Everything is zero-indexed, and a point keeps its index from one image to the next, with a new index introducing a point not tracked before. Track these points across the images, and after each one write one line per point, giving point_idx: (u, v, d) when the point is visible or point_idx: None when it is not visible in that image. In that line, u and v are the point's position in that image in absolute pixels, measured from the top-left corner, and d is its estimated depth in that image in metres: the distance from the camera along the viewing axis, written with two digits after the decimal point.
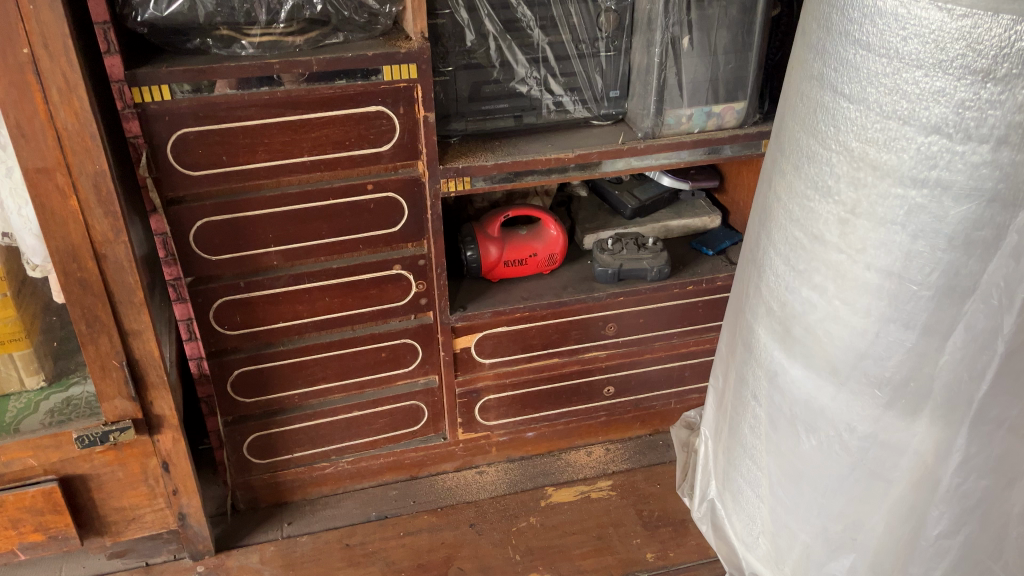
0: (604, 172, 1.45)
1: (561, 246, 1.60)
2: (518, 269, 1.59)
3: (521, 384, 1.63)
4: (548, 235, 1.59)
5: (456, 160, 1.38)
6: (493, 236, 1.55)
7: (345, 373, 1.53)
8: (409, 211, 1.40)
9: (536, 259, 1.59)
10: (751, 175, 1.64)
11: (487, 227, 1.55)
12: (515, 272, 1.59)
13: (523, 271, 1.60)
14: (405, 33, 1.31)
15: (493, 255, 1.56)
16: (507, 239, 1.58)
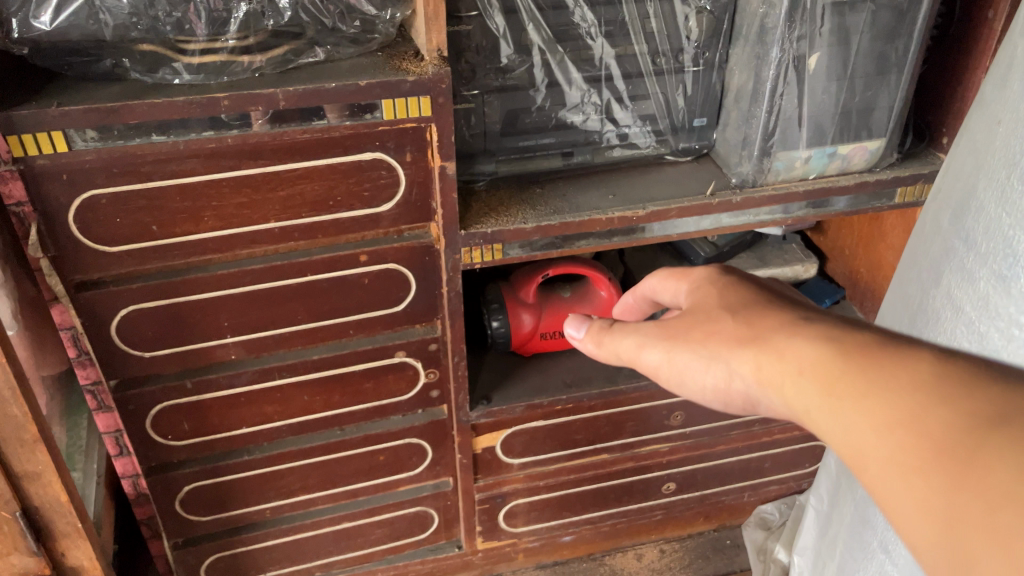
0: (682, 232, 1.06)
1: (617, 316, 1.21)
2: (557, 340, 1.21)
3: (559, 486, 1.27)
4: (601, 303, 1.19)
5: (484, 223, 0.99)
6: (526, 303, 1.17)
7: (332, 480, 1.17)
8: (417, 286, 1.02)
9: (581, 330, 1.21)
10: (863, 220, 1.25)
11: (519, 289, 1.16)
12: (551, 344, 1.22)
13: (562, 344, 1.22)
14: (413, 46, 0.92)
15: (525, 327, 1.18)
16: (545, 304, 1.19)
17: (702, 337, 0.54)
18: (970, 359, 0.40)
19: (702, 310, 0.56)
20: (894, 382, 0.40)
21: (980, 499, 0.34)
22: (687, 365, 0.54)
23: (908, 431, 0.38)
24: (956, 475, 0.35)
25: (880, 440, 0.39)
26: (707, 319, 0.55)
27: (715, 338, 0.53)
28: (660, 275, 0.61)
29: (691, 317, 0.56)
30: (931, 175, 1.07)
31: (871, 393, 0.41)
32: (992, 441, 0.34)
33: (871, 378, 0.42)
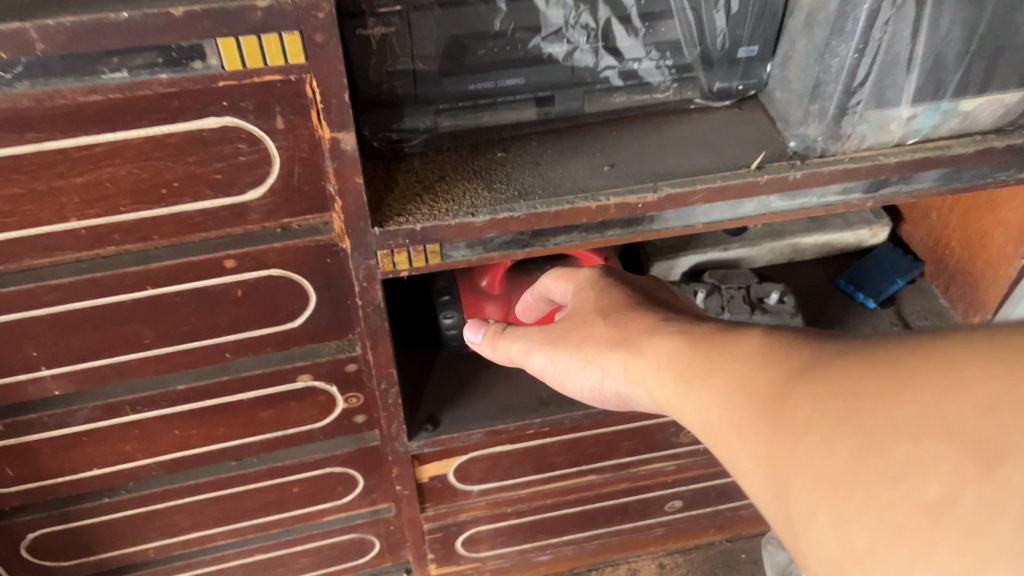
0: (711, 221, 0.72)
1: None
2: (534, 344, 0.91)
3: (532, 510, 1.00)
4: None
5: (409, 215, 0.65)
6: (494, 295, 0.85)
7: (232, 516, 0.90)
8: (319, 296, 0.70)
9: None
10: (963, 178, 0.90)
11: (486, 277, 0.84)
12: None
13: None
14: None
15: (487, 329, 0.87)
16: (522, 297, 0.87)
17: (579, 341, 0.60)
18: (789, 335, 0.44)
19: (581, 314, 0.63)
20: (730, 372, 0.44)
21: (789, 427, 0.36)
22: (567, 367, 0.62)
23: (726, 383, 0.44)
24: (782, 434, 0.36)
25: (742, 426, 0.40)
26: (582, 324, 0.62)
27: (590, 342, 0.59)
28: (553, 277, 0.69)
29: (572, 320, 0.63)
30: None
31: (716, 364, 0.46)
32: (809, 383, 0.37)
33: (700, 369, 0.47)
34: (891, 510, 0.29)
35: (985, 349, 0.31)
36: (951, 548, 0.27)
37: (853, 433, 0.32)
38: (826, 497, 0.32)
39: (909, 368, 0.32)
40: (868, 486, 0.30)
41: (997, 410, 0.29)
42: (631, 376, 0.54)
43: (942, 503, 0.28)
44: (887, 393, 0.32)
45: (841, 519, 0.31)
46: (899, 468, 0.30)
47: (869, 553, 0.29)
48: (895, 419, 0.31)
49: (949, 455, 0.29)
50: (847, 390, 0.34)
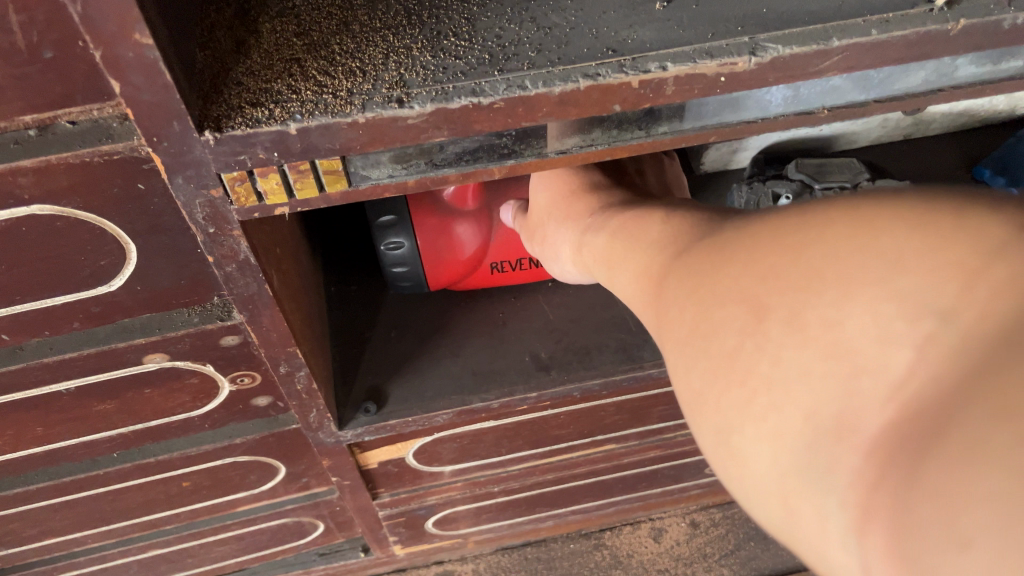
0: (850, 104, 0.39)
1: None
2: (533, 270, 0.63)
3: (528, 486, 0.74)
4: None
5: (279, 104, 0.34)
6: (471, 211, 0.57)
7: (104, 516, 0.64)
8: (143, 245, 0.40)
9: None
10: None
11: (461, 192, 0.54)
12: (518, 276, 0.64)
13: (539, 275, 0.64)
14: None
15: (466, 259, 0.59)
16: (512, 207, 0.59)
17: (537, 224, 0.53)
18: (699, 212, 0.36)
19: (546, 205, 0.52)
20: (634, 246, 0.38)
21: (667, 308, 0.31)
22: (542, 254, 0.53)
23: (639, 272, 0.35)
24: (661, 309, 0.31)
25: (640, 294, 0.34)
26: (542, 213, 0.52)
27: (550, 228, 0.51)
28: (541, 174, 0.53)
29: (541, 214, 0.52)
30: None
31: (626, 237, 0.39)
32: (693, 265, 0.30)
33: (612, 242, 0.41)
34: (707, 359, 0.26)
35: (839, 212, 0.24)
36: (745, 393, 0.24)
37: (694, 293, 0.28)
38: (680, 353, 0.29)
39: (761, 230, 0.27)
40: (698, 340, 0.27)
41: (805, 273, 0.23)
42: (581, 259, 0.46)
43: (742, 355, 0.25)
44: (738, 249, 0.27)
45: (685, 366, 0.28)
46: (713, 322, 0.27)
47: (698, 395, 0.27)
48: (730, 283, 0.26)
49: (753, 310, 0.25)
50: (714, 257, 0.28)
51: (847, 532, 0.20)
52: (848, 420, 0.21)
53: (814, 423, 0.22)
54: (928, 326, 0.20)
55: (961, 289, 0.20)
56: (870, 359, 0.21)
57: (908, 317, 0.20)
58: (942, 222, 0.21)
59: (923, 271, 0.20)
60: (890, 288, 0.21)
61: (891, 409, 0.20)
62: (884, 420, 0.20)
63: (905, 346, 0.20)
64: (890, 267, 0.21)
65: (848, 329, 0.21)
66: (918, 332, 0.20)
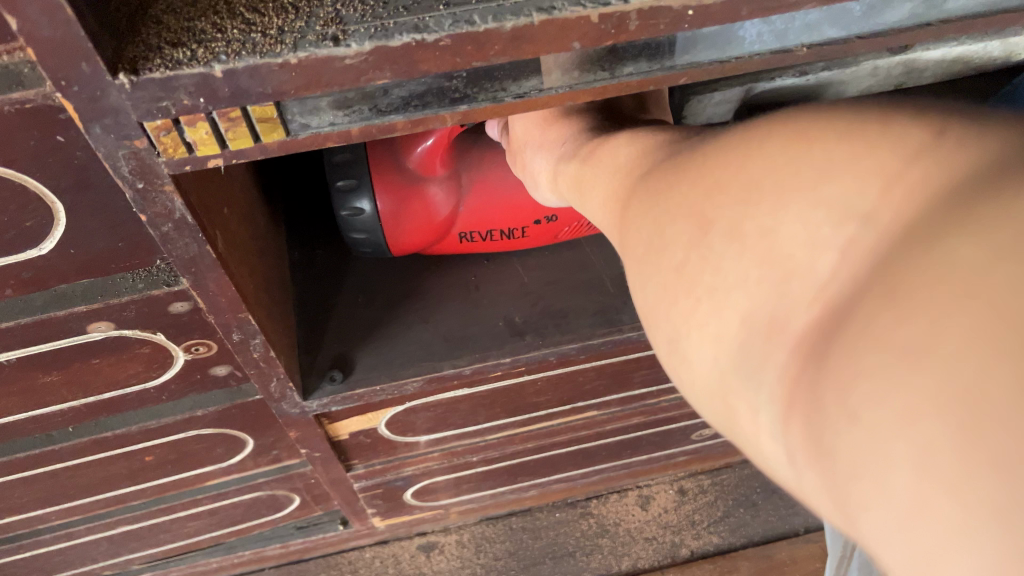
0: (829, 43, 0.36)
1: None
2: (507, 240, 0.59)
3: (507, 455, 0.72)
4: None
5: (202, 43, 0.31)
6: (437, 179, 0.53)
7: (66, 493, 0.62)
8: (71, 206, 0.37)
9: (560, 229, 0.59)
10: None
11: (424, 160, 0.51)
12: (493, 246, 0.60)
13: (515, 246, 0.61)
14: None
15: (430, 230, 0.56)
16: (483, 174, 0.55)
17: (519, 149, 0.50)
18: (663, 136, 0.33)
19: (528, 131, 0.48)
20: (604, 165, 0.35)
21: (626, 226, 0.29)
22: (527, 179, 0.50)
23: (604, 193, 0.33)
24: (623, 227, 0.29)
25: (606, 217, 0.33)
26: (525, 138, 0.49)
27: (532, 153, 0.47)
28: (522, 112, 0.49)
29: (523, 139, 0.49)
30: None
31: (596, 160, 0.37)
32: (651, 181, 0.28)
33: (582, 166, 0.38)
34: (658, 273, 0.25)
35: (782, 122, 0.22)
36: (687, 303, 0.23)
37: (649, 206, 0.27)
38: (633, 272, 0.27)
39: (712, 145, 0.25)
40: (648, 257, 0.26)
41: (744, 178, 0.22)
42: (558, 185, 0.43)
43: (685, 266, 0.23)
44: (689, 166, 0.25)
45: (637, 284, 0.27)
46: (662, 236, 0.25)
47: (648, 308, 0.25)
48: (677, 198, 0.25)
49: (696, 222, 0.23)
50: (667, 175, 0.27)
51: (778, 426, 0.20)
52: (778, 322, 0.20)
53: (749, 327, 0.21)
54: (852, 230, 0.18)
55: (888, 186, 0.18)
56: (799, 260, 0.19)
57: (836, 217, 0.19)
58: (873, 126, 0.20)
59: (854, 172, 0.19)
60: (819, 193, 0.19)
61: (816, 308, 0.19)
62: (809, 320, 0.19)
63: (830, 247, 0.19)
64: (824, 171, 0.20)
65: (781, 232, 0.20)
66: (844, 232, 0.18)
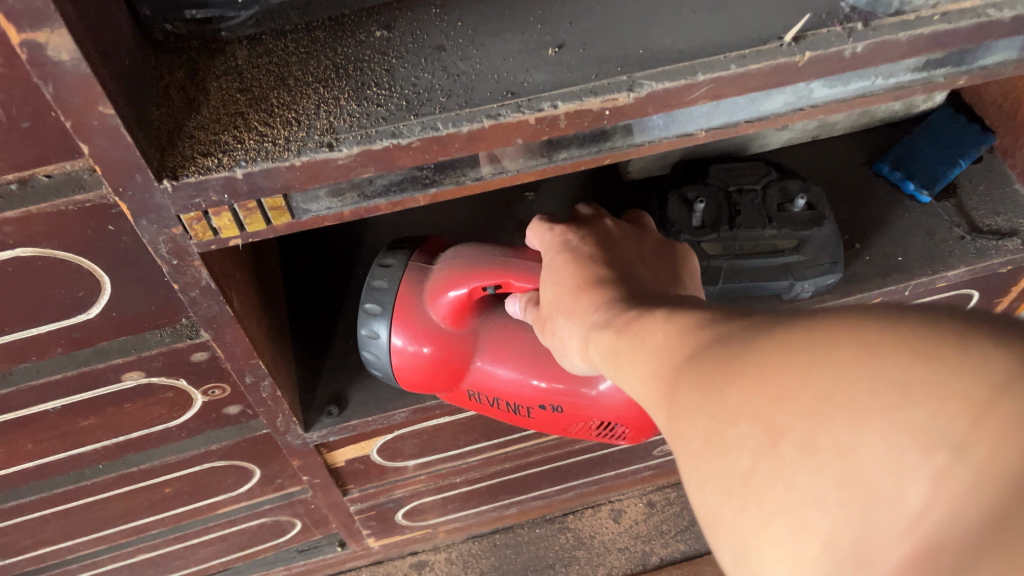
0: (724, 125, 0.46)
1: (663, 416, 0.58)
2: (513, 413, 0.61)
3: (488, 475, 0.80)
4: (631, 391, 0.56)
5: (226, 153, 0.39)
6: (455, 335, 0.57)
7: (94, 524, 0.69)
8: (116, 278, 0.46)
9: (569, 424, 0.60)
10: None
11: (445, 311, 0.55)
12: (501, 415, 0.63)
13: (525, 424, 0.63)
14: None
15: (436, 382, 0.58)
16: (504, 344, 0.58)
17: (549, 309, 0.47)
18: (714, 312, 0.33)
19: (559, 292, 0.46)
20: (650, 342, 0.34)
21: (668, 413, 0.30)
22: (554, 340, 0.47)
23: (642, 374, 0.33)
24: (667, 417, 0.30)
25: (653, 397, 0.32)
26: (557, 297, 0.46)
27: (560, 312, 0.45)
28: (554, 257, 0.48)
29: (554, 298, 0.46)
30: None
31: (626, 334, 0.36)
32: (688, 367, 0.30)
33: (622, 336, 0.36)
34: (721, 479, 0.26)
35: (840, 337, 0.25)
36: (759, 517, 0.24)
37: (694, 397, 0.28)
38: (689, 468, 0.28)
39: (764, 344, 0.27)
40: (708, 455, 0.27)
41: (815, 393, 0.24)
42: (586, 353, 0.41)
43: (756, 477, 0.25)
44: (740, 361, 0.27)
45: (696, 483, 0.27)
46: (722, 440, 0.26)
47: (711, 512, 0.26)
48: (734, 400, 0.26)
49: (765, 433, 0.25)
50: (714, 366, 0.28)
51: None
52: (872, 550, 0.21)
53: (833, 550, 0.22)
54: (941, 459, 0.21)
55: (971, 421, 0.21)
56: (886, 488, 0.22)
57: (921, 447, 0.21)
58: (940, 351, 0.23)
59: (929, 403, 0.22)
60: (901, 417, 0.22)
61: (912, 541, 0.21)
62: (904, 553, 0.21)
63: (919, 477, 0.21)
64: (901, 395, 0.22)
65: (861, 455, 0.22)
66: (932, 462, 0.21)
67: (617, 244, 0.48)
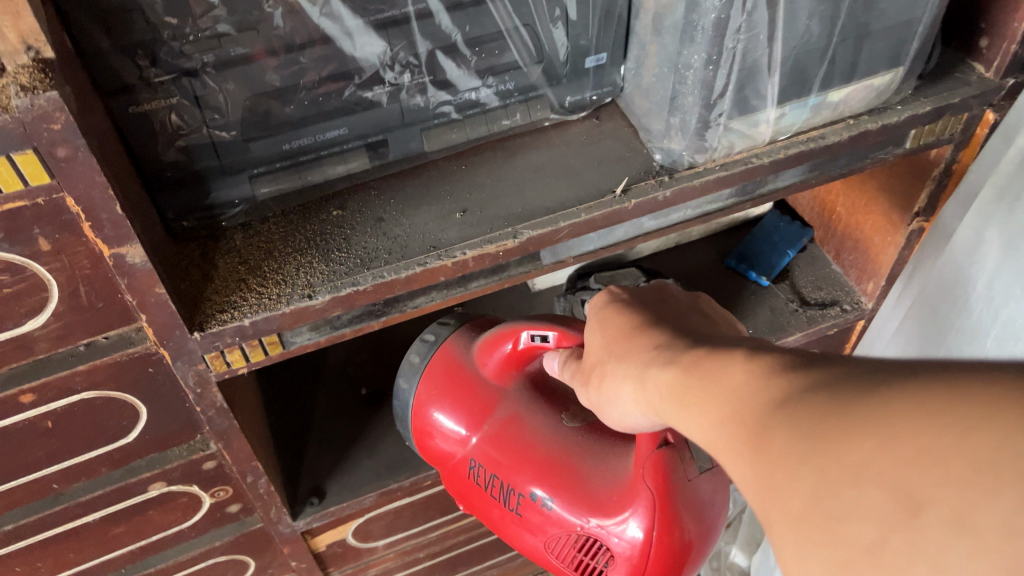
0: (586, 252, 0.64)
1: (638, 567, 0.58)
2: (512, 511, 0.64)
3: (447, 548, 0.94)
4: (613, 499, 0.59)
5: (235, 308, 0.55)
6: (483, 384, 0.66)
7: None
8: (151, 407, 0.61)
9: (544, 531, 0.63)
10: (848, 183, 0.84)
11: (482, 356, 0.66)
12: (490, 509, 0.67)
13: (506, 526, 0.66)
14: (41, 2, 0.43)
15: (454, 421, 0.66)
16: (520, 422, 0.65)
17: (599, 366, 0.48)
18: (795, 355, 0.34)
19: (610, 342, 0.47)
20: (721, 389, 0.35)
21: (769, 461, 0.30)
22: (603, 394, 0.47)
23: (723, 422, 0.33)
24: (761, 468, 0.30)
25: (726, 441, 0.33)
26: (608, 352, 0.47)
27: (611, 365, 0.46)
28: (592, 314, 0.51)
29: (604, 349, 0.47)
30: (961, 105, 0.65)
31: (701, 384, 0.36)
32: (796, 416, 0.30)
33: (690, 379, 0.37)
34: (839, 551, 0.26)
35: (980, 408, 0.25)
36: None
37: (810, 454, 0.28)
38: (790, 529, 0.28)
39: (890, 408, 0.27)
40: (818, 517, 0.27)
41: (962, 465, 0.24)
42: (646, 401, 0.41)
43: (886, 548, 0.24)
44: (855, 417, 0.28)
45: (792, 543, 0.27)
46: (842, 506, 0.26)
47: None
48: (854, 457, 0.27)
49: (895, 498, 0.25)
50: (821, 420, 0.28)
51: None
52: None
53: None
54: None
55: None
56: None
57: None
58: None
59: None
60: None
61: None
62: None
63: None
64: None
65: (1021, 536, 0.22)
66: None
67: (669, 300, 0.50)
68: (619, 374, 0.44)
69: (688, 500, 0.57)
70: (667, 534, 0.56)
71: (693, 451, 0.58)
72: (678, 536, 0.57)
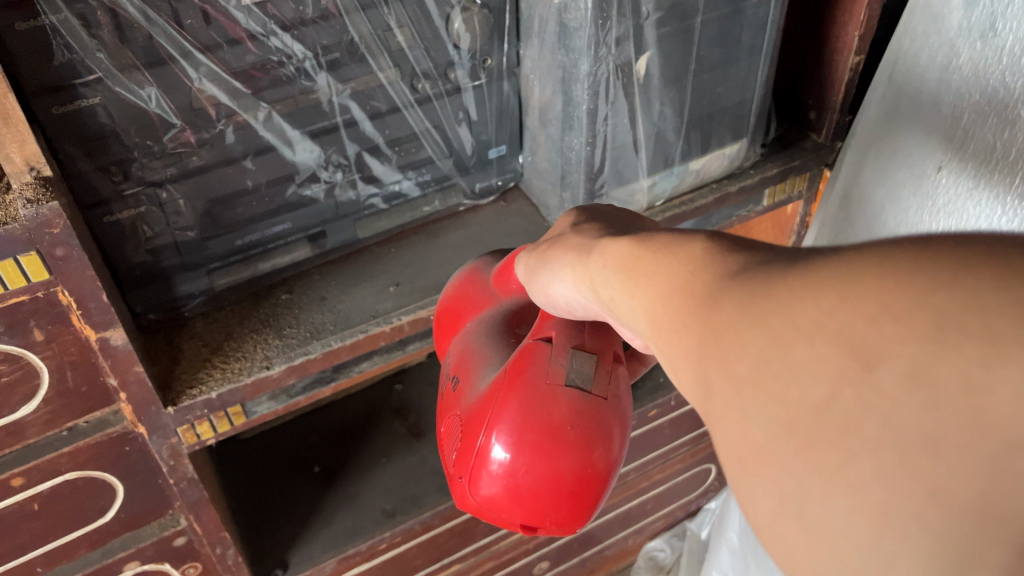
0: None
1: (476, 484, 0.42)
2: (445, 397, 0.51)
3: None
4: (479, 410, 0.43)
5: (202, 383, 0.63)
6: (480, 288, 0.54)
7: None
8: (127, 485, 0.67)
9: (442, 428, 0.49)
10: None
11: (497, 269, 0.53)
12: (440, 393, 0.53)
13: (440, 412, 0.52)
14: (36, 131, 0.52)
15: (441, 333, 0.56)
16: (484, 331, 0.50)
17: (543, 255, 0.42)
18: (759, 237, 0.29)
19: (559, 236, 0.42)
20: (666, 267, 0.30)
21: (711, 323, 0.26)
22: (547, 287, 0.41)
23: (657, 297, 0.29)
24: (699, 336, 0.26)
25: (662, 319, 0.29)
26: (552, 247, 0.41)
27: (555, 249, 0.40)
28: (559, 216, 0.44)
29: (553, 239, 0.42)
30: (803, 166, 0.80)
31: (647, 260, 0.31)
32: (754, 275, 0.26)
33: (642, 250, 0.32)
34: (784, 409, 0.23)
35: (961, 258, 0.21)
36: (835, 457, 0.21)
37: (758, 316, 0.24)
38: (721, 394, 0.25)
39: (847, 261, 0.23)
40: (765, 378, 0.23)
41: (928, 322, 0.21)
42: (583, 273, 0.36)
43: (838, 408, 0.21)
44: (809, 278, 0.24)
45: (730, 411, 0.24)
46: (791, 363, 0.23)
47: (758, 450, 0.23)
48: (804, 319, 0.23)
49: (852, 355, 0.22)
50: (771, 284, 0.25)
51: None
52: (994, 501, 0.19)
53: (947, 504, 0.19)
54: None
55: None
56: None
57: None
58: None
59: None
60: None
61: None
62: None
63: None
64: None
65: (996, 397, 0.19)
66: None
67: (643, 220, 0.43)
68: (568, 248, 0.39)
69: (558, 408, 0.39)
70: (517, 446, 0.40)
71: (577, 369, 0.40)
72: (527, 451, 0.39)
